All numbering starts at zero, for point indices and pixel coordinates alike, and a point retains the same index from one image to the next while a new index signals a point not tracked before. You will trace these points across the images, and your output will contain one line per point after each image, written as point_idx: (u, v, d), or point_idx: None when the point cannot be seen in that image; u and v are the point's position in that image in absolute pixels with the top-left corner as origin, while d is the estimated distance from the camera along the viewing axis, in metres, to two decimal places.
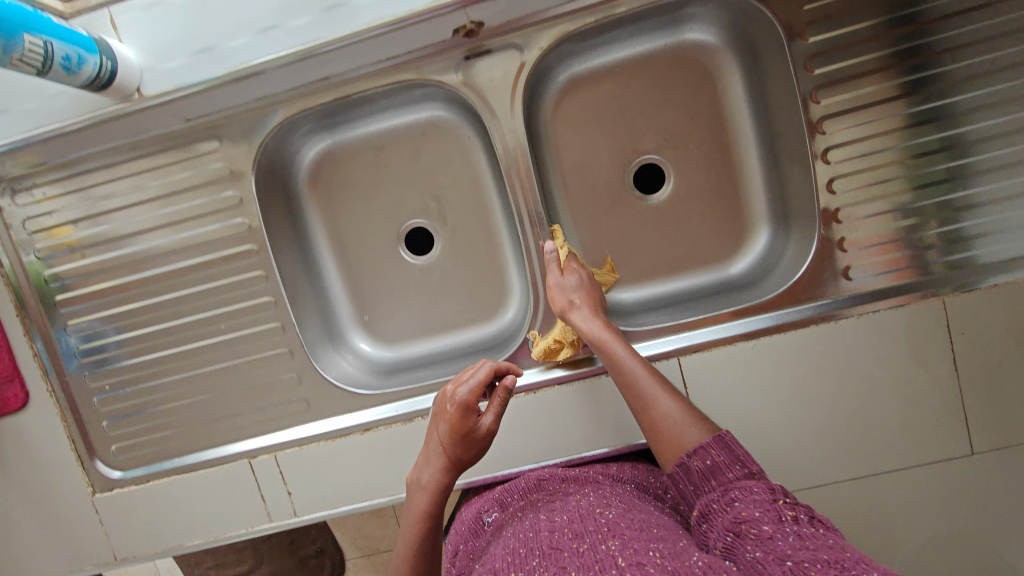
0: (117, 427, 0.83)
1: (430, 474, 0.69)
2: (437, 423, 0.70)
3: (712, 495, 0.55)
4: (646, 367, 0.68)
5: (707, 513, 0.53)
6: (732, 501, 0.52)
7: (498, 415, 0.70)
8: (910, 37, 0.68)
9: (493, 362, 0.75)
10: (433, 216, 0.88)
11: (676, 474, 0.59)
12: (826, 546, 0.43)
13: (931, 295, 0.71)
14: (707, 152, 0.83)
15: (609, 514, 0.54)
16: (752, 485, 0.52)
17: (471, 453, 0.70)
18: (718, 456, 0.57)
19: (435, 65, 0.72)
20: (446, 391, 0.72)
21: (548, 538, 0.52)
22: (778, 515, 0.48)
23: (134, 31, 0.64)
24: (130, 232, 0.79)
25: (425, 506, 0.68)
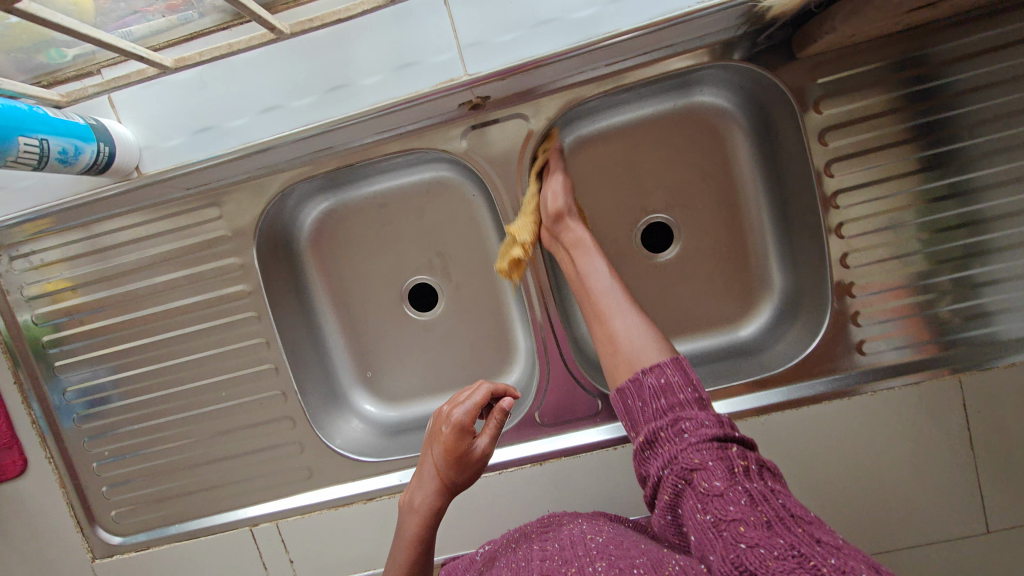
0: (116, 493, 0.82)
1: (423, 496, 0.66)
2: (432, 444, 0.68)
3: (660, 419, 0.56)
4: (619, 286, 0.66)
5: (656, 437, 0.55)
6: (682, 432, 0.54)
7: (493, 438, 0.68)
8: (928, 111, 0.66)
9: (490, 383, 0.71)
10: (437, 273, 0.86)
11: (628, 385, 0.60)
12: (778, 519, 0.46)
13: (946, 373, 0.70)
14: (719, 214, 0.81)
15: (599, 539, 0.56)
16: (703, 417, 0.54)
17: (465, 476, 0.67)
18: (674, 376, 0.58)
19: (440, 135, 0.70)
20: (442, 411, 0.69)
21: (538, 566, 0.53)
22: (728, 465, 0.51)
23: (133, 110, 0.63)
24: (130, 299, 0.78)
25: (417, 531, 0.65)
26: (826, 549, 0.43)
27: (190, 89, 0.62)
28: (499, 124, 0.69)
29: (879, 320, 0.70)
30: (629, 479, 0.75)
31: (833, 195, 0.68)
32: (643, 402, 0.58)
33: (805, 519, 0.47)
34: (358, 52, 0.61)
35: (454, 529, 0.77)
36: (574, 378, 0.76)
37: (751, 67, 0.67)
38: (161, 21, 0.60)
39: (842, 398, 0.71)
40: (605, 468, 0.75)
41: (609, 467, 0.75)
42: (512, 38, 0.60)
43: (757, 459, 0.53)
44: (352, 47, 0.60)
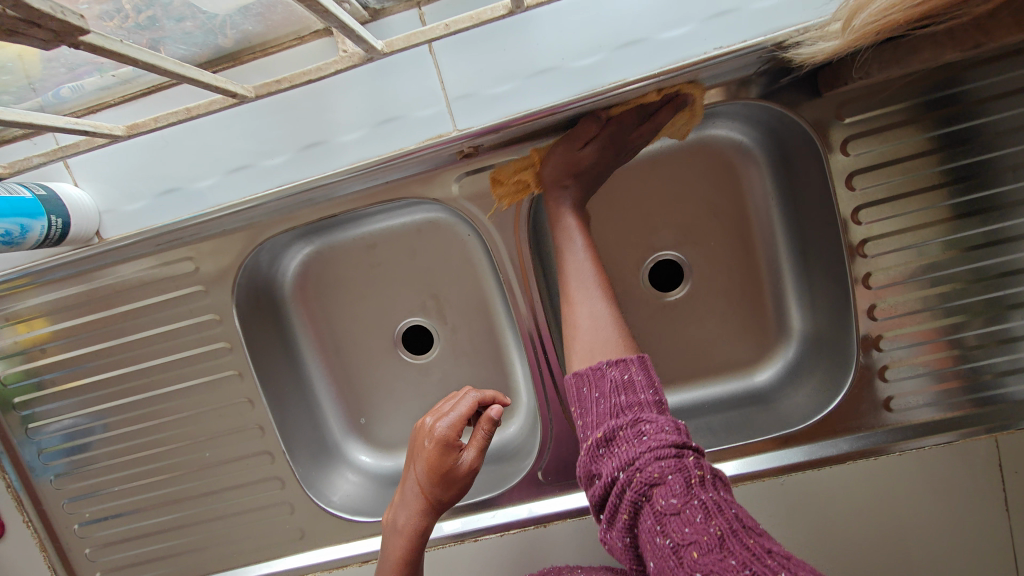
0: (101, 555, 0.78)
1: (407, 516, 0.63)
2: (414, 461, 0.64)
3: (617, 418, 0.51)
4: (592, 266, 0.61)
5: (613, 437, 0.50)
6: (641, 435, 0.49)
7: (481, 451, 0.63)
8: (964, 155, 0.61)
9: (478, 391, 0.67)
10: (431, 315, 0.80)
11: (589, 375, 0.56)
12: (730, 534, 0.43)
13: (980, 433, 0.66)
14: (733, 253, 0.74)
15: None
16: (661, 420, 0.50)
17: (451, 493, 0.63)
18: (637, 375, 0.54)
19: (431, 182, 0.64)
20: (423, 424, 0.65)
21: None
22: (686, 475, 0.46)
23: (92, 174, 0.63)
24: (103, 357, 0.72)
25: (403, 553, 0.62)
26: (776, 563, 0.41)
27: (154, 147, 0.62)
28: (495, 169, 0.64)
29: (909, 374, 0.66)
30: None
31: (861, 243, 0.64)
32: (600, 397, 0.53)
33: (757, 533, 0.44)
34: (341, 106, 0.60)
35: None
36: None
37: (771, 104, 0.61)
38: (109, 77, 0.54)
39: (866, 458, 0.67)
40: None
41: None
42: (504, 90, 0.60)
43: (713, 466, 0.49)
44: (333, 103, 0.60)
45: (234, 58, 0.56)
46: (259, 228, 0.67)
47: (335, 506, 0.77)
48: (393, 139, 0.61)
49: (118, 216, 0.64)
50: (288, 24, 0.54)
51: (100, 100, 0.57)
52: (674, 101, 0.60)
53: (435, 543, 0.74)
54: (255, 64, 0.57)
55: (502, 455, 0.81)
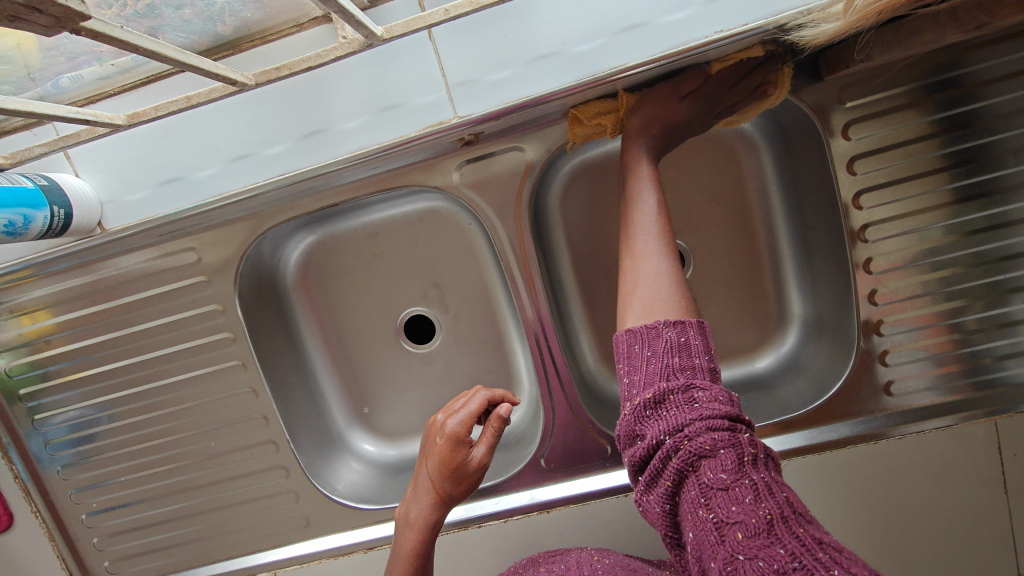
0: (109, 544, 0.79)
1: (418, 510, 0.63)
2: (426, 457, 0.64)
3: (669, 381, 0.46)
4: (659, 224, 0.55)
5: (663, 400, 0.45)
6: (692, 402, 0.44)
7: (490, 447, 0.64)
8: (965, 139, 0.61)
9: (487, 389, 0.67)
10: (433, 304, 0.80)
11: (642, 333, 0.50)
12: (781, 520, 0.39)
13: (978, 416, 0.66)
14: (734, 239, 0.74)
15: (606, 561, 0.60)
16: (715, 390, 0.45)
17: (461, 487, 0.64)
18: (696, 339, 0.48)
19: (432, 171, 0.64)
20: (435, 420, 0.65)
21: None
22: (738, 452, 0.42)
23: (93, 165, 0.63)
24: (106, 348, 0.73)
25: (414, 546, 0.63)
26: (828, 558, 0.37)
27: (152, 138, 0.62)
28: (496, 156, 0.64)
29: (909, 358, 0.66)
30: (641, 526, 0.72)
31: (862, 228, 0.64)
32: (653, 356, 0.48)
33: (807, 521, 0.40)
34: (340, 94, 0.60)
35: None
36: (583, 423, 0.72)
37: None
38: (108, 66, 0.54)
39: (866, 442, 0.67)
40: (617, 515, 0.72)
41: (618, 514, 0.72)
42: (504, 77, 0.59)
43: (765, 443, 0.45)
44: (332, 91, 0.60)
45: (233, 47, 0.56)
46: (261, 218, 0.68)
47: (339, 494, 0.77)
48: (394, 128, 0.61)
49: (119, 207, 0.64)
50: (287, 10, 0.54)
51: (101, 89, 0.57)
52: (772, 78, 0.57)
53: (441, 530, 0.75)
54: (255, 52, 0.58)
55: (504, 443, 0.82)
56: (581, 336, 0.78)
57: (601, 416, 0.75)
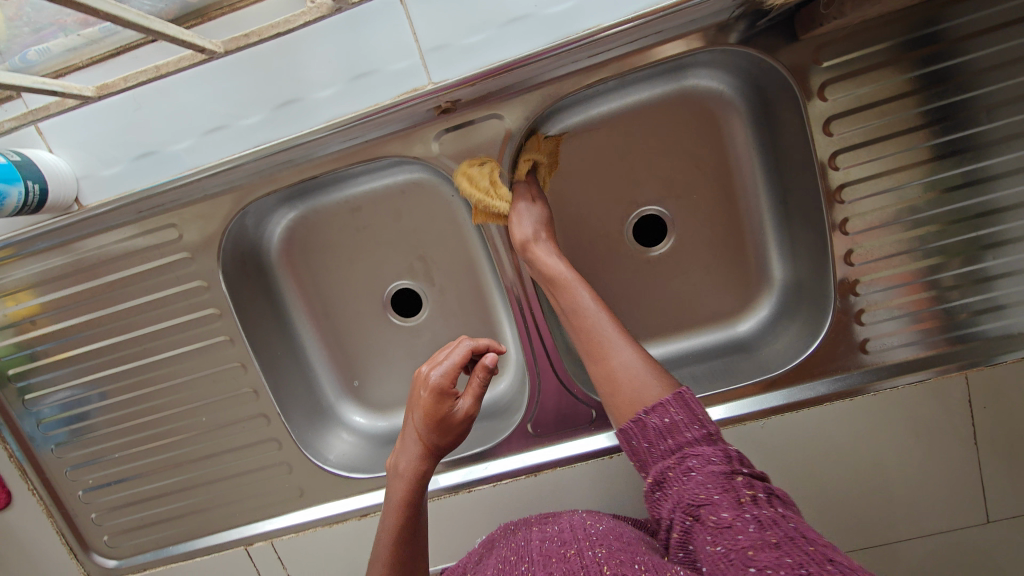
0: (106, 519, 0.81)
1: (407, 462, 0.63)
2: (412, 410, 0.64)
3: (665, 461, 0.51)
4: (608, 314, 0.60)
5: (662, 481, 0.50)
6: (687, 470, 0.49)
7: (476, 398, 0.63)
8: (942, 96, 0.61)
9: (471, 340, 0.66)
10: (419, 277, 0.81)
11: (632, 428, 0.53)
12: (788, 539, 0.42)
13: (952, 370, 0.68)
14: (715, 206, 0.75)
15: (599, 527, 0.57)
16: (707, 455, 0.49)
17: (448, 439, 0.63)
18: (676, 416, 0.52)
19: (411, 140, 0.64)
20: (420, 374, 0.65)
21: (538, 547, 0.55)
22: (736, 495, 0.46)
23: (65, 141, 0.62)
24: (91, 327, 0.73)
25: (404, 495, 0.61)
26: (840, 568, 0.38)
27: (125, 110, 0.61)
28: (476, 125, 0.63)
29: (886, 317, 0.68)
30: (626, 484, 0.75)
31: (839, 188, 0.65)
32: (649, 445, 0.52)
33: (820, 542, 0.42)
34: (313, 63, 0.60)
35: (452, 539, 0.78)
36: (568, 388, 0.73)
37: (747, 50, 0.61)
38: (75, 36, 0.54)
39: (842, 399, 0.69)
40: (604, 475, 0.75)
41: (604, 474, 0.75)
42: (478, 41, 0.59)
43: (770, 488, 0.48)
44: (306, 59, 0.59)
45: (203, 15, 0.56)
46: (239, 192, 0.67)
47: (330, 464, 0.79)
48: (370, 97, 0.60)
49: (95, 182, 0.64)
50: None
51: (70, 62, 0.56)
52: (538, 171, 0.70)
53: (432, 495, 0.77)
54: (225, 20, 0.56)
55: (492, 413, 0.83)
56: None
57: (587, 382, 0.76)
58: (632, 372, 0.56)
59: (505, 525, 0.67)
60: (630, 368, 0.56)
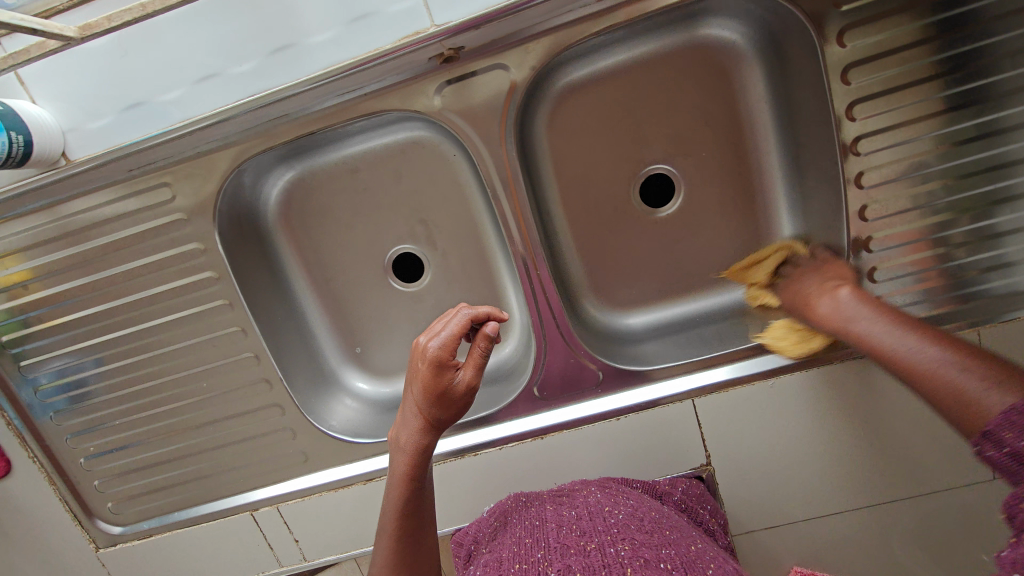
0: (108, 486, 0.80)
1: (407, 436, 0.59)
2: (411, 382, 0.59)
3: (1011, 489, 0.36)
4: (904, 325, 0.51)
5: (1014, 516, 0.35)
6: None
7: (479, 369, 0.58)
8: (963, 41, 0.59)
9: (470, 308, 0.61)
10: (420, 240, 0.79)
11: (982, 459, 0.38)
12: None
13: (959, 328, 0.68)
14: (725, 163, 0.73)
15: (618, 516, 0.56)
16: None
17: (451, 411, 0.59)
18: (1017, 444, 0.35)
19: (411, 92, 0.61)
20: (418, 344, 0.60)
21: (555, 533, 0.54)
22: None
23: (50, 93, 0.60)
24: (84, 292, 0.71)
25: (404, 470, 0.58)
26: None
27: (111, 58, 0.58)
28: (477, 77, 0.61)
29: (898, 274, 0.67)
30: (634, 446, 0.75)
31: (854, 141, 0.63)
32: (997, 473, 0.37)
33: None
34: (307, 6, 0.57)
35: (459, 500, 0.78)
36: (575, 350, 0.72)
37: None
38: None
39: (851, 357, 0.69)
40: (611, 437, 0.74)
41: (611, 436, 0.75)
42: None
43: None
44: (300, 3, 0.57)
45: None
46: (233, 149, 0.64)
47: (335, 429, 0.78)
48: (365, 43, 0.57)
49: (83, 136, 0.61)
50: None
51: (48, 3, 0.54)
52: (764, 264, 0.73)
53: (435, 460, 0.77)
54: None
55: (497, 377, 0.82)
56: (571, 264, 0.78)
57: (594, 345, 0.75)
58: (943, 372, 0.45)
59: (515, 495, 0.68)
60: (951, 384, 0.44)
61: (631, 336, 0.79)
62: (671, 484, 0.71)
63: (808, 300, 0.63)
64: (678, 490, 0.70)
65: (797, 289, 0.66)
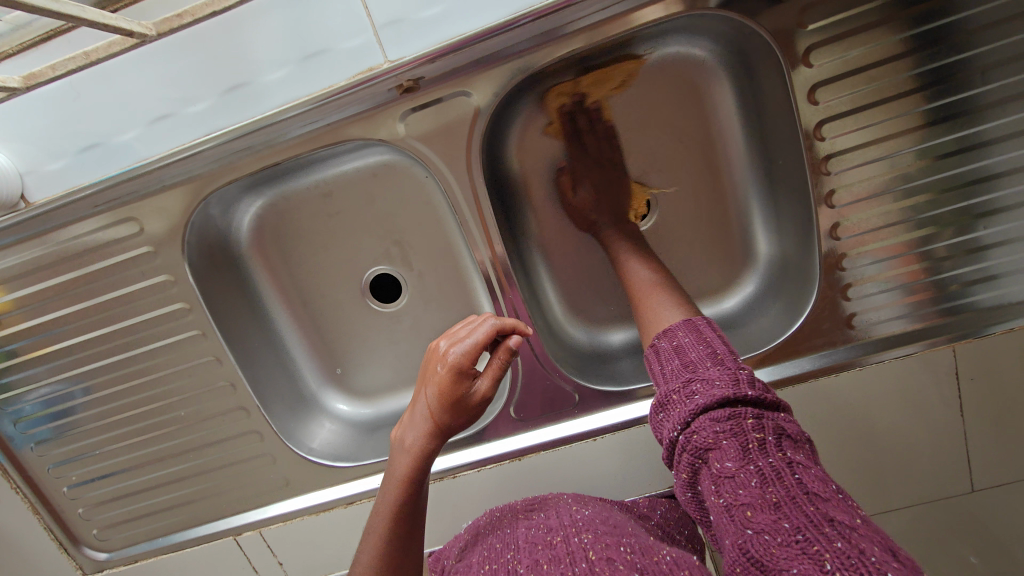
0: (92, 514, 0.81)
1: (414, 437, 0.56)
2: (424, 384, 0.56)
3: (673, 382, 0.47)
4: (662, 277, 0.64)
5: (665, 402, 0.47)
6: (692, 394, 0.45)
7: (496, 380, 0.56)
8: (936, 57, 0.58)
9: (497, 318, 0.58)
10: (396, 262, 0.78)
11: (665, 350, 0.51)
12: (789, 499, 0.37)
13: (941, 343, 0.67)
14: (698, 180, 0.73)
15: (585, 512, 0.56)
16: (711, 377, 0.45)
17: (462, 419, 0.56)
18: (685, 338, 0.51)
19: (375, 121, 0.61)
20: (437, 347, 0.57)
21: (525, 534, 0.55)
22: (742, 438, 0.41)
23: (9, 137, 0.62)
24: (57, 325, 0.71)
25: (407, 473, 0.55)
26: (838, 535, 0.34)
27: (64, 99, 0.61)
28: (442, 104, 0.60)
29: (875, 291, 0.66)
30: (615, 465, 0.75)
31: (825, 159, 0.62)
32: (662, 368, 0.50)
33: (828, 500, 0.37)
34: (263, 42, 0.58)
35: (441, 521, 0.78)
36: (550, 371, 0.72)
37: (729, 14, 0.58)
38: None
39: (829, 374, 0.69)
40: (589, 456, 0.75)
41: (590, 455, 0.74)
42: (436, 14, 0.57)
43: (784, 423, 0.42)
44: (253, 38, 0.58)
45: None
46: (199, 182, 0.64)
47: (315, 453, 0.79)
48: (325, 77, 0.59)
49: (40, 177, 0.64)
50: None
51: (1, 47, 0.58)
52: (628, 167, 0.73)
53: None
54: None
55: None
56: (547, 284, 0.77)
57: (571, 365, 0.75)
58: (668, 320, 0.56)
59: (490, 511, 0.67)
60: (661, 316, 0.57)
61: (608, 353, 0.79)
62: (650, 506, 0.70)
63: (612, 205, 0.72)
64: (656, 513, 0.69)
65: (590, 198, 0.72)
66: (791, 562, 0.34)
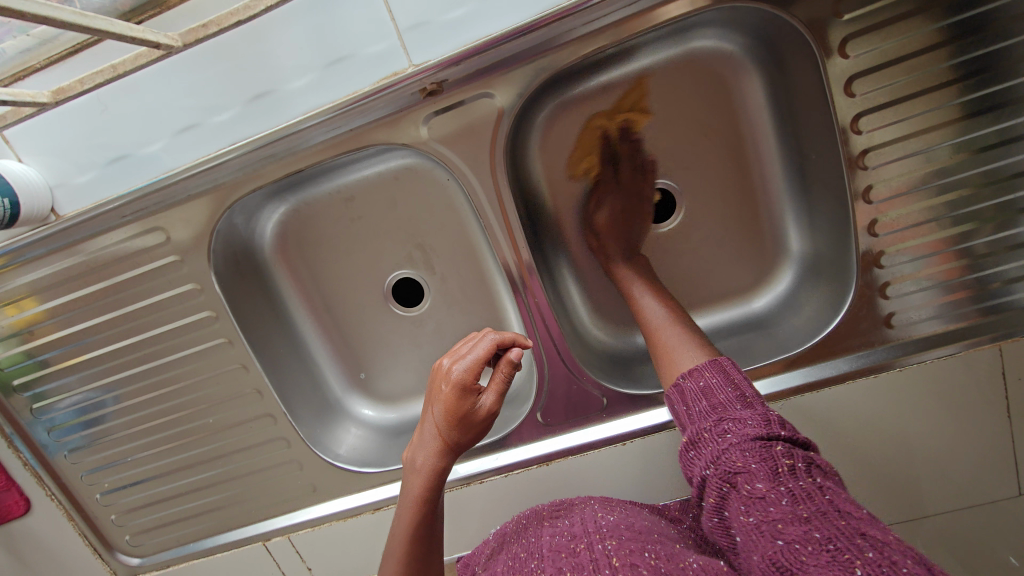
0: (125, 519, 0.82)
1: (424, 457, 0.55)
2: (430, 404, 0.56)
3: (705, 421, 0.48)
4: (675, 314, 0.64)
5: (697, 439, 0.48)
6: (724, 433, 0.46)
7: (501, 394, 0.55)
8: (979, 45, 0.55)
9: (496, 332, 0.58)
10: (419, 265, 0.78)
11: (693, 391, 0.51)
12: (819, 513, 0.38)
13: (983, 342, 0.65)
14: (727, 177, 0.71)
15: (610, 519, 0.55)
16: (746, 416, 0.46)
17: (470, 436, 0.55)
18: (712, 378, 0.51)
19: (399, 125, 0.60)
20: (440, 366, 0.56)
21: (548, 543, 0.53)
22: (772, 463, 0.42)
23: (37, 150, 0.63)
24: (87, 334, 0.72)
25: (419, 494, 0.54)
26: (870, 545, 0.35)
27: (91, 113, 0.61)
28: (465, 106, 0.59)
29: (913, 289, 0.64)
30: (644, 470, 0.73)
31: (862, 154, 0.60)
32: (690, 410, 0.51)
33: (860, 517, 0.38)
34: (287, 49, 0.58)
35: (468, 527, 0.77)
36: (576, 375, 0.71)
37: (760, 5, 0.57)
38: (26, 37, 0.57)
39: (865, 376, 0.67)
40: (617, 461, 0.73)
41: (618, 460, 0.73)
42: (460, 17, 0.56)
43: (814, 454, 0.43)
44: (276, 45, 0.58)
45: (161, 4, 0.57)
46: (224, 190, 0.64)
47: (341, 458, 0.78)
48: (348, 82, 0.59)
49: (69, 190, 0.65)
50: None
51: (27, 63, 0.59)
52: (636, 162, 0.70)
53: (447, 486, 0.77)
54: (184, 8, 0.57)
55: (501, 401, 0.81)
56: (571, 285, 0.76)
57: (597, 367, 0.74)
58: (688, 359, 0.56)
59: (516, 517, 0.66)
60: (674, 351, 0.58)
61: (634, 355, 0.78)
62: (682, 510, 0.68)
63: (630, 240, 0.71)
64: (689, 516, 0.67)
65: (609, 219, 0.72)
66: (817, 568, 0.35)
